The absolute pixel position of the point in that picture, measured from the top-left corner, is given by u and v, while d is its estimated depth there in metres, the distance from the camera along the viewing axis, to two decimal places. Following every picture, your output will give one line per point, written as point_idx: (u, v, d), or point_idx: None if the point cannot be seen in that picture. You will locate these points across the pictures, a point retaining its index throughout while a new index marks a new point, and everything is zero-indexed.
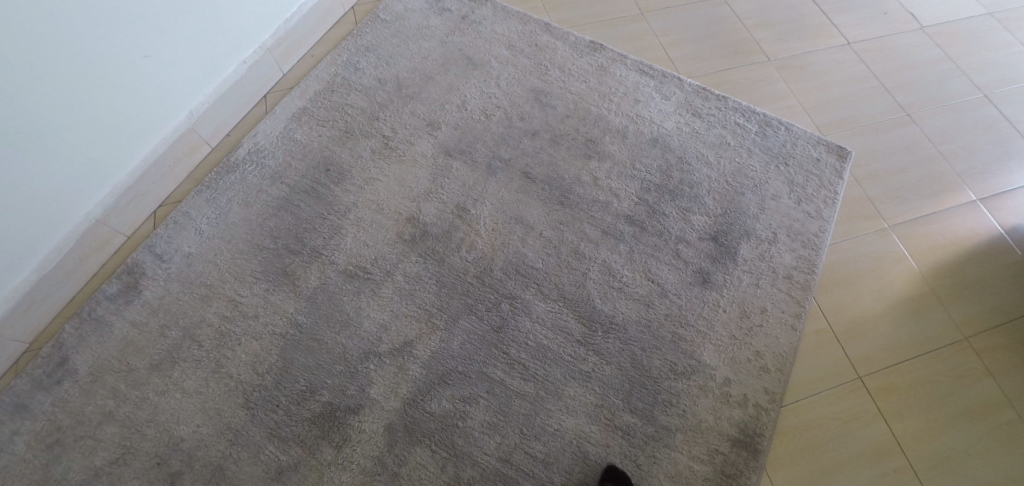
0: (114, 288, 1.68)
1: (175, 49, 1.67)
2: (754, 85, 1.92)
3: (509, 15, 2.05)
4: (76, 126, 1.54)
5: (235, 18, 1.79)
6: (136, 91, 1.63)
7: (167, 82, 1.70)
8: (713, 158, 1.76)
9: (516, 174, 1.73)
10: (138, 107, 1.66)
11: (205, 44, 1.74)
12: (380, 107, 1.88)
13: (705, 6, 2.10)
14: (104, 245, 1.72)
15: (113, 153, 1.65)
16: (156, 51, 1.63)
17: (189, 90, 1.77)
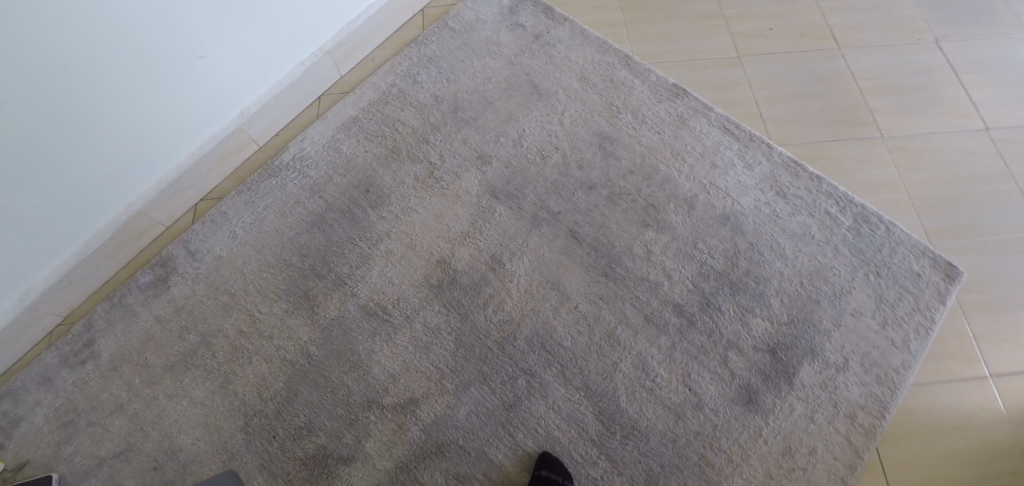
0: (147, 278, 1.66)
1: (239, 46, 1.61)
2: (859, 166, 1.62)
3: (588, 40, 1.83)
4: (131, 117, 1.50)
5: (303, 20, 1.71)
6: (196, 86, 1.58)
7: (227, 79, 1.64)
8: (792, 252, 1.53)
9: (562, 232, 1.58)
10: (194, 102, 1.61)
11: (267, 45, 1.67)
12: (432, 128, 1.74)
13: (818, 57, 1.76)
14: (143, 233, 1.71)
15: (162, 146, 1.62)
16: (220, 49, 1.57)
17: (247, 88, 1.71)
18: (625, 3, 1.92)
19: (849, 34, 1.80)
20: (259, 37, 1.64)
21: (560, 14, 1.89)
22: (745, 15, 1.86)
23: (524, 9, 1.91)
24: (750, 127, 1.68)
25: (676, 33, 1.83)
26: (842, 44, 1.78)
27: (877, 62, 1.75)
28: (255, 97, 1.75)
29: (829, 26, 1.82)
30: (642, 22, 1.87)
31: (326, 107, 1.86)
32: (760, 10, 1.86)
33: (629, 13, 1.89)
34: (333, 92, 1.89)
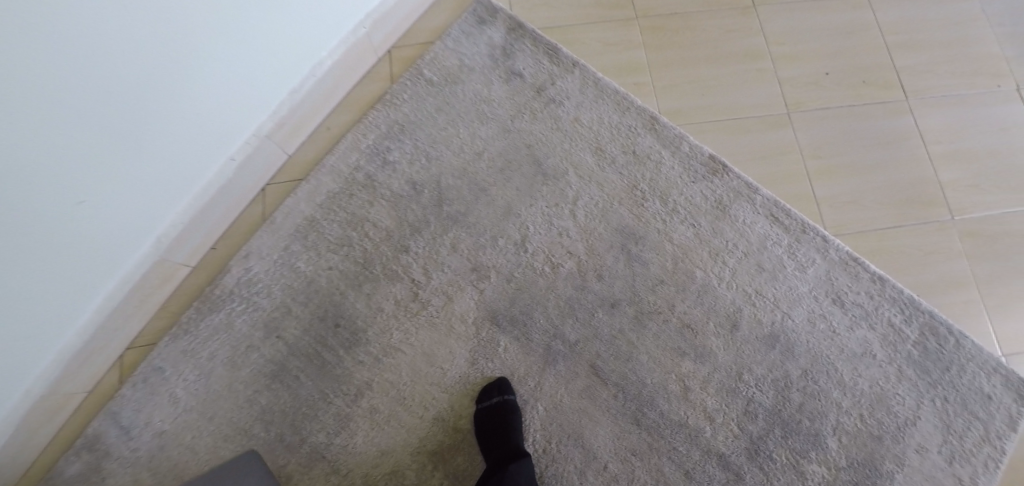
0: (75, 469, 1.23)
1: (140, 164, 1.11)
2: (925, 260, 1.35)
3: (604, 95, 1.44)
4: (32, 252, 1.01)
5: (222, 107, 1.19)
6: (91, 232, 1.09)
7: (132, 207, 1.15)
8: (851, 377, 1.28)
9: (581, 368, 1.25)
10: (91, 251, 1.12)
11: (208, 127, 1.20)
12: (410, 232, 1.34)
13: (880, 111, 1.46)
14: (59, 410, 1.25)
15: (67, 310, 1.15)
16: (159, 124, 1.10)
17: (162, 207, 1.22)
18: (649, 35, 1.53)
19: (917, 79, 1.49)
20: (203, 115, 1.17)
21: (569, 54, 1.47)
22: (795, 53, 1.52)
23: (521, 48, 1.47)
24: (800, 212, 1.38)
25: (711, 81, 1.48)
26: (911, 94, 1.48)
27: (948, 118, 1.45)
28: (181, 206, 1.26)
29: (895, 67, 1.50)
30: (671, 64, 1.50)
31: (274, 204, 1.39)
32: (810, 44, 1.53)
33: (652, 51, 1.51)
34: (281, 178, 1.40)
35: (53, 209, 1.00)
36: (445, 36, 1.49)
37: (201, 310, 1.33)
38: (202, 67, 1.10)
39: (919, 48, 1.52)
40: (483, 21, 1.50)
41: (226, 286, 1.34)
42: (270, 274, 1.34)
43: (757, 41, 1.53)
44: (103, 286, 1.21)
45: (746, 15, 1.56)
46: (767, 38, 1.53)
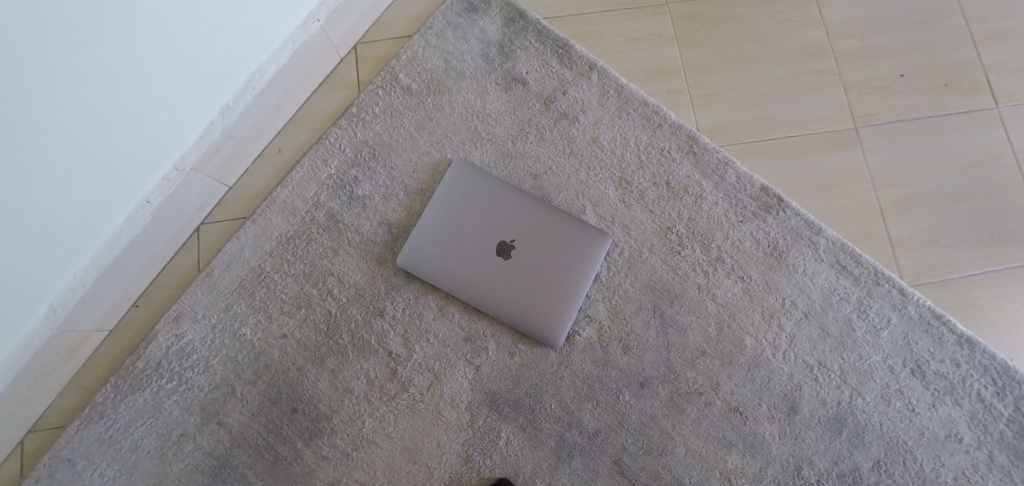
0: None
1: (54, 217, 0.87)
2: (1019, 313, 1.09)
3: (629, 107, 1.13)
4: None
5: (154, 146, 0.96)
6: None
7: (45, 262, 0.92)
8: (931, 466, 1.04)
9: (603, 465, 1.01)
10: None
11: (143, 163, 0.96)
12: (385, 289, 1.06)
13: (965, 124, 1.17)
14: None
15: None
16: (101, 155, 0.88)
17: (72, 256, 0.96)
18: (683, 26, 1.20)
19: (1009, 79, 1.19)
20: (141, 150, 0.94)
21: (584, 52, 1.16)
22: (866, 48, 1.20)
23: (523, 44, 1.16)
24: (871, 257, 1.10)
25: (761, 85, 1.16)
26: (1000, 100, 1.18)
27: None
28: (81, 263, 0.99)
29: (983, 65, 1.20)
30: (711, 64, 1.17)
31: (210, 252, 1.09)
32: (885, 38, 1.20)
33: (688, 48, 1.18)
34: (221, 217, 1.10)
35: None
36: (425, 29, 1.17)
37: (118, 387, 1.04)
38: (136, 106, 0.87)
39: (1015, 40, 1.21)
40: (472, 8, 1.18)
41: (151, 359, 1.05)
42: (208, 343, 1.06)
43: (818, 34, 1.20)
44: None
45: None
46: (830, 29, 1.20)
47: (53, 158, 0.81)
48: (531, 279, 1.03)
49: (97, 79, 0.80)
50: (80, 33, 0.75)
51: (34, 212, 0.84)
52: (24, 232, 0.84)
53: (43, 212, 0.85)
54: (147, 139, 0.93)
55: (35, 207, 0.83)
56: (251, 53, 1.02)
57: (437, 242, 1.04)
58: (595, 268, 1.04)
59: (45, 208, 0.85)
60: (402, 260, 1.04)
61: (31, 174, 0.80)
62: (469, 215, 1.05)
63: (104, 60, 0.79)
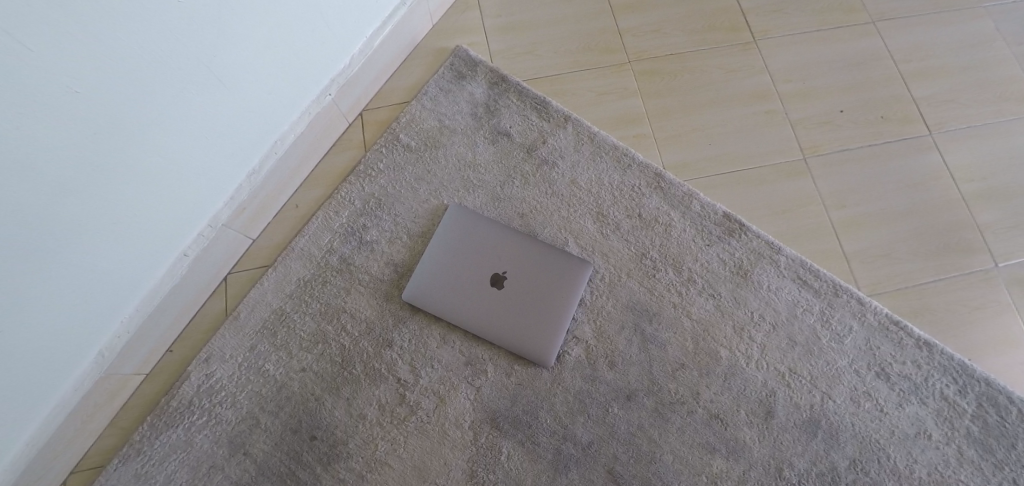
0: None
1: (110, 267, 1.00)
2: (971, 315, 1.20)
3: (601, 151, 1.29)
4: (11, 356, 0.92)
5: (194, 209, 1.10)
6: (60, 337, 0.99)
7: (100, 311, 1.04)
8: (905, 463, 1.10)
9: (597, 475, 1.09)
10: (55, 357, 1.00)
11: (185, 223, 1.10)
12: (392, 322, 1.18)
13: (904, 150, 1.31)
14: None
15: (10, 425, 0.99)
16: (153, 214, 1.02)
17: (121, 307, 1.08)
18: (645, 81, 1.37)
19: (939, 110, 1.34)
20: (183, 210, 1.08)
21: (560, 107, 1.33)
22: (808, 90, 1.36)
23: (506, 103, 1.33)
24: (829, 272, 1.22)
25: (717, 127, 1.33)
26: (933, 128, 1.33)
27: (974, 151, 1.31)
28: (127, 311, 1.10)
29: (913, 99, 1.35)
30: (672, 111, 1.34)
31: (237, 298, 1.23)
32: (824, 80, 1.37)
33: (650, 99, 1.36)
34: (247, 266, 1.25)
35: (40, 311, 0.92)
36: (421, 95, 1.34)
37: (155, 425, 1.14)
38: (182, 173, 1.03)
39: (940, 76, 1.37)
40: (461, 75, 1.36)
41: (183, 397, 1.15)
42: (235, 380, 1.16)
43: (764, 80, 1.37)
44: (51, 396, 1.04)
45: (748, 51, 1.40)
46: (774, 75, 1.38)
47: (114, 220, 0.96)
48: (523, 305, 1.15)
49: (154, 155, 0.96)
50: (143, 117, 0.91)
51: (94, 268, 0.97)
52: (84, 282, 0.97)
53: (102, 267, 0.99)
54: (188, 201, 1.08)
55: (96, 263, 0.97)
56: (274, 125, 1.17)
57: (438, 277, 1.17)
58: (580, 292, 1.17)
59: (103, 264, 0.99)
60: (408, 295, 1.17)
61: (95, 234, 0.95)
62: (465, 252, 1.18)
63: (160, 139, 0.96)
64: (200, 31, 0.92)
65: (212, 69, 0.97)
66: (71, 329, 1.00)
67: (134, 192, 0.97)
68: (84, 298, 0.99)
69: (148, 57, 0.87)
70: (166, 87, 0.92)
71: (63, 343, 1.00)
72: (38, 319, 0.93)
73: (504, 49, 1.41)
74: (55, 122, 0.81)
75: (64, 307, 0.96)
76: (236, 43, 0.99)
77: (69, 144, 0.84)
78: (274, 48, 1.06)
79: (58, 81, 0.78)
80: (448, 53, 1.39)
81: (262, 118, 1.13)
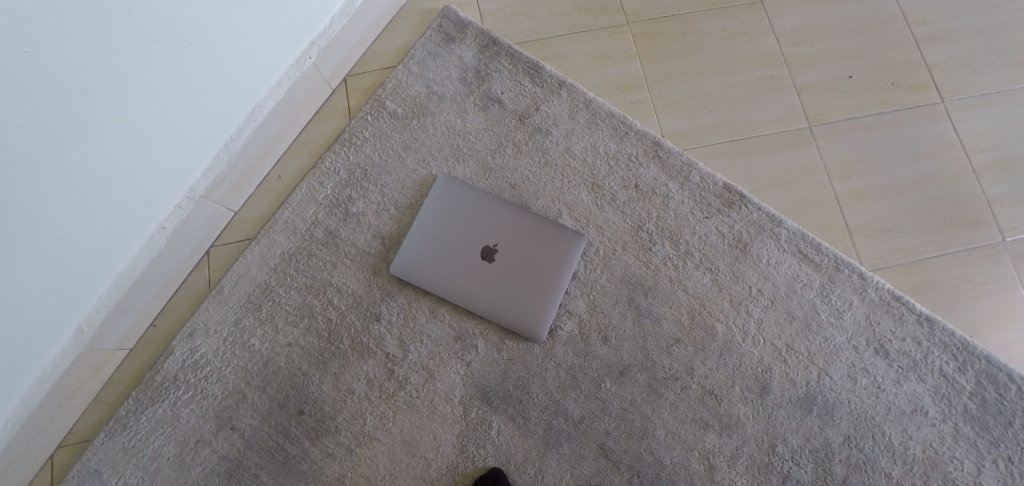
0: None
1: (82, 240, 0.96)
2: (975, 291, 1.16)
3: (597, 118, 1.24)
4: None
5: (169, 178, 1.06)
6: (33, 312, 0.96)
7: (74, 285, 1.00)
8: (900, 439, 1.09)
9: (588, 450, 1.08)
10: (30, 333, 0.97)
11: (160, 193, 1.06)
12: (380, 296, 1.15)
13: (914, 119, 1.26)
14: None
15: None
16: (124, 184, 0.98)
17: (97, 280, 1.05)
18: (643, 44, 1.31)
19: (951, 76, 1.28)
20: (157, 179, 1.04)
21: (554, 72, 1.27)
22: (814, 54, 1.30)
23: (497, 67, 1.27)
24: (830, 245, 1.18)
25: (718, 93, 1.27)
26: (945, 95, 1.27)
27: (985, 120, 1.25)
28: (105, 284, 1.07)
29: (925, 64, 1.29)
30: (671, 77, 1.28)
31: (220, 271, 1.18)
32: (832, 44, 1.30)
33: (649, 63, 1.29)
34: (229, 239, 1.19)
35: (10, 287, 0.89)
36: (408, 59, 1.28)
37: (139, 400, 1.10)
38: (153, 140, 0.98)
39: (953, 40, 1.31)
40: (450, 38, 1.29)
41: (168, 371, 1.12)
42: (220, 355, 1.13)
43: (769, 43, 1.30)
44: (31, 369, 1.02)
45: (753, 13, 1.33)
46: (780, 38, 1.31)
47: (82, 191, 0.92)
48: (512, 279, 1.11)
49: (120, 121, 0.91)
50: (106, 82, 0.86)
51: (64, 242, 0.93)
52: (55, 257, 0.94)
53: (74, 241, 0.95)
54: (162, 170, 1.04)
55: (66, 237, 0.93)
56: (250, 91, 1.12)
57: (426, 251, 1.13)
58: (572, 266, 1.13)
59: (74, 237, 0.95)
60: (395, 269, 1.13)
61: (61, 207, 0.90)
62: (455, 223, 1.14)
63: (125, 105, 0.91)
64: None
65: (178, 28, 0.91)
66: (44, 305, 0.97)
67: (100, 163, 0.92)
68: (55, 273, 0.95)
69: (104, 15, 0.81)
70: (126, 47, 0.86)
71: (36, 320, 0.97)
72: (4, 297, 0.89)
73: (495, 10, 1.33)
74: (5, 86, 0.75)
75: (34, 283, 0.93)
76: (203, 1, 0.92)
77: (23, 110, 0.78)
78: (246, 7, 0.99)
79: (7, 41, 0.72)
80: (436, 14, 1.32)
81: (237, 83, 1.08)
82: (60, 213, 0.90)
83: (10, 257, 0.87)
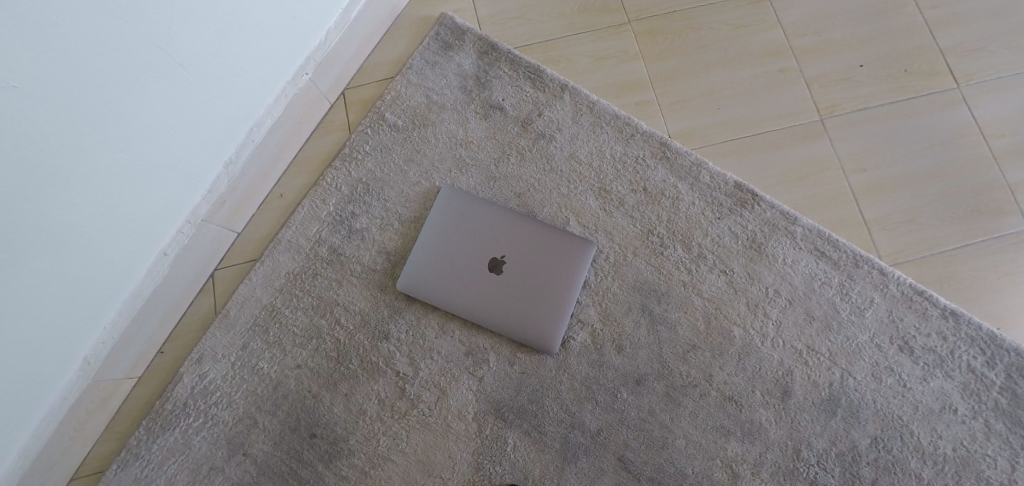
0: None
1: (83, 272, 0.95)
2: (1001, 282, 1.12)
3: (602, 121, 1.21)
4: None
5: (167, 203, 1.04)
6: (38, 347, 0.94)
7: (77, 317, 0.99)
8: (929, 439, 1.05)
9: (608, 463, 1.05)
10: (35, 368, 0.95)
11: (160, 219, 1.04)
12: (388, 313, 1.13)
13: (929, 105, 1.21)
14: None
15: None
16: (122, 213, 0.96)
17: (100, 310, 1.03)
18: (646, 42, 1.28)
19: (967, 60, 1.24)
20: (156, 206, 1.02)
21: (556, 75, 1.24)
22: (823, 44, 1.26)
23: (497, 73, 1.25)
24: (848, 241, 1.15)
25: (726, 89, 1.24)
26: (960, 80, 1.23)
27: (1004, 104, 1.21)
28: (110, 314, 1.05)
29: (939, 49, 1.25)
30: (676, 75, 1.25)
31: (226, 294, 1.16)
32: (841, 33, 1.27)
33: (653, 61, 1.26)
34: (234, 261, 1.18)
35: (13, 325, 0.87)
36: (406, 69, 1.25)
37: (150, 429, 1.08)
38: (149, 167, 0.96)
39: (967, 23, 1.26)
40: (448, 46, 1.26)
41: (177, 398, 1.10)
42: (229, 380, 1.11)
43: (776, 35, 1.27)
44: (38, 404, 1.00)
45: (758, 5, 1.29)
46: (787, 30, 1.27)
47: (79, 222, 0.90)
48: (522, 290, 1.09)
49: (116, 150, 0.90)
50: (99, 111, 0.84)
51: (66, 275, 0.92)
52: (57, 291, 0.92)
53: (76, 273, 0.93)
54: (161, 196, 1.02)
55: (65, 269, 0.91)
56: (248, 110, 1.10)
57: (432, 266, 1.11)
58: (583, 274, 1.10)
59: (74, 269, 0.93)
60: (402, 285, 1.11)
61: (59, 239, 0.88)
62: (460, 235, 1.11)
63: (120, 133, 0.89)
64: (150, 11, 0.83)
65: (169, 52, 0.89)
66: (49, 340, 0.95)
67: (98, 193, 0.90)
68: (59, 307, 0.94)
69: (94, 43, 0.79)
70: (116, 74, 0.84)
71: (41, 355, 0.95)
72: (10, 335, 0.87)
73: (493, 14, 1.31)
74: None
75: (38, 319, 0.91)
76: (194, 23, 0.90)
77: (15, 145, 0.76)
78: (238, 26, 0.97)
79: None
80: (433, 22, 1.30)
81: (234, 103, 1.06)
82: (59, 248, 0.89)
83: (13, 295, 0.85)
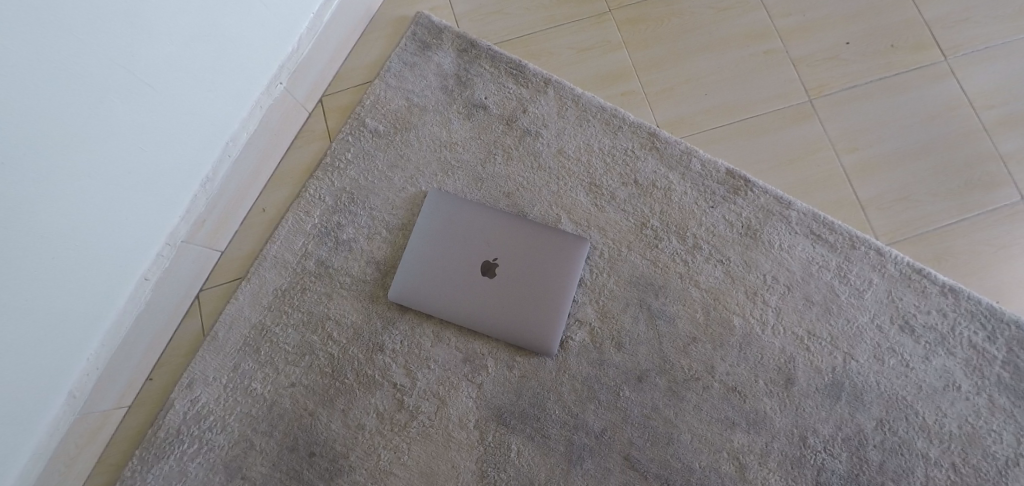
0: None
1: (59, 304, 0.91)
2: (998, 255, 1.11)
3: (588, 114, 1.18)
4: None
5: (143, 226, 1.00)
6: (19, 386, 0.90)
7: (58, 350, 0.95)
8: (934, 418, 1.05)
9: (614, 462, 1.03)
10: (18, 407, 0.92)
11: (137, 244, 1.01)
12: (382, 324, 1.10)
13: (918, 80, 1.20)
14: None
15: None
16: (97, 240, 0.92)
17: (81, 342, 0.99)
18: (628, 31, 1.25)
19: (953, 32, 1.22)
20: (132, 230, 0.98)
21: (538, 70, 1.21)
22: (808, 23, 1.24)
23: (478, 71, 1.21)
24: (844, 223, 1.13)
25: (712, 75, 1.21)
26: (948, 53, 1.21)
27: (993, 75, 1.20)
28: (93, 346, 1.02)
29: (925, 22, 1.23)
30: (661, 63, 1.22)
31: (213, 315, 1.13)
32: (826, 10, 1.24)
33: (636, 50, 1.23)
34: (219, 280, 1.14)
35: None
36: (384, 71, 1.22)
37: (144, 458, 1.05)
38: (121, 191, 0.92)
39: None
40: (426, 45, 1.23)
41: (170, 426, 1.07)
42: (222, 403, 1.08)
43: (760, 17, 1.24)
44: (25, 442, 0.97)
45: None
46: (771, 10, 1.25)
47: (51, 253, 0.86)
48: (517, 292, 1.06)
49: (84, 175, 0.86)
50: (62, 136, 0.80)
51: (41, 309, 0.88)
52: (34, 326, 0.88)
53: (51, 306, 0.90)
54: (136, 220, 0.98)
55: (41, 303, 0.88)
56: (222, 125, 1.06)
57: (423, 274, 1.08)
58: (578, 272, 1.08)
59: (49, 303, 0.89)
60: (394, 295, 1.08)
61: (32, 273, 0.84)
62: (451, 240, 1.09)
63: (87, 158, 0.85)
64: (107, 28, 0.79)
65: (132, 70, 0.85)
66: (30, 377, 0.92)
67: (69, 221, 0.87)
68: (37, 343, 0.90)
69: (49, 66, 0.75)
70: (78, 97, 0.80)
71: (23, 392, 0.92)
72: None
73: (471, 10, 1.27)
74: None
75: (17, 357, 0.87)
76: (157, 38, 0.86)
77: None
78: (204, 38, 0.93)
79: None
80: (409, 21, 1.26)
81: (206, 119, 1.02)
82: (31, 281, 0.85)
83: None
